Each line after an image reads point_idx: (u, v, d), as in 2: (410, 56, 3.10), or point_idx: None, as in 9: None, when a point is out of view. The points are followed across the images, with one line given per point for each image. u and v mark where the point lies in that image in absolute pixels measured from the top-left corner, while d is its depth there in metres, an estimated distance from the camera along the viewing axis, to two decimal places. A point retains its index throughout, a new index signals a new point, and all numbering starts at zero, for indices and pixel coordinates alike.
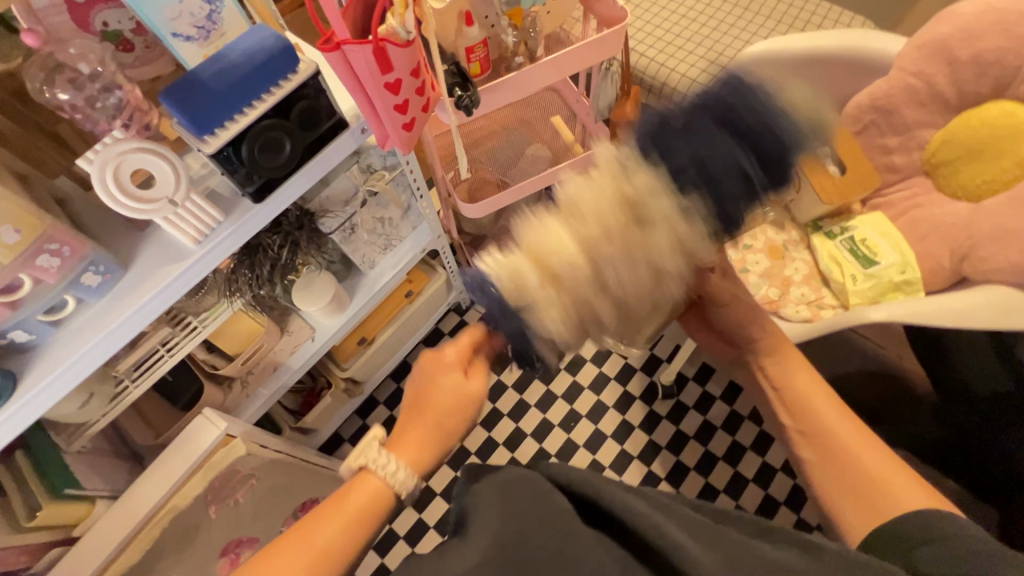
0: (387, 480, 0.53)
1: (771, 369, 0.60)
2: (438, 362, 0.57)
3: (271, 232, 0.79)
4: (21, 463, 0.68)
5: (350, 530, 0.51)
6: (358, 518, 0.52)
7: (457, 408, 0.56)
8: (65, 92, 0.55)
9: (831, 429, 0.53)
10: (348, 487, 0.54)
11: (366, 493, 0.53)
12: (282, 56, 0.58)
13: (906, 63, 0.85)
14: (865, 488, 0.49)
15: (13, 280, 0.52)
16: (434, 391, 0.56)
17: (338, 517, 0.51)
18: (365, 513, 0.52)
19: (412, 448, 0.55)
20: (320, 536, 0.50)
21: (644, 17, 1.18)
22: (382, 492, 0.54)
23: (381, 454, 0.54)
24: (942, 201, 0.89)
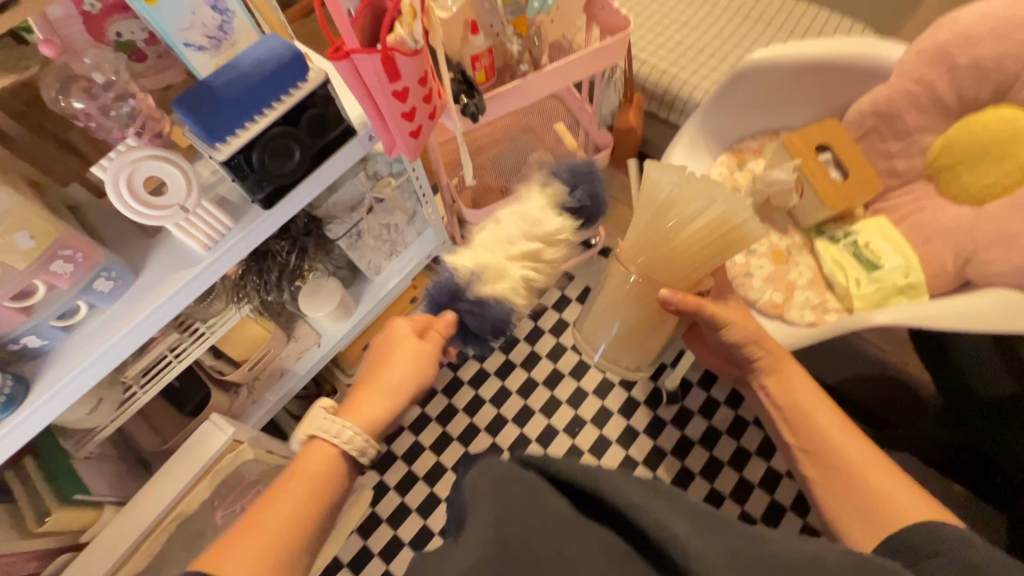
0: (335, 443, 0.52)
1: (771, 387, 0.63)
2: (395, 338, 0.57)
3: (279, 238, 0.79)
4: (30, 470, 0.68)
5: (305, 503, 0.48)
6: (313, 486, 0.50)
7: (411, 378, 0.55)
8: (79, 101, 0.56)
9: (832, 447, 0.54)
10: (300, 457, 0.52)
11: (318, 459, 0.52)
12: (292, 66, 0.59)
13: (907, 69, 0.86)
14: (868, 501, 0.49)
15: (28, 285, 0.53)
16: (389, 365, 0.55)
17: (291, 484, 0.49)
18: (321, 479, 0.51)
19: (363, 415, 0.54)
20: (273, 513, 0.47)
21: (645, 26, 1.19)
22: (335, 460, 0.52)
23: (330, 420, 0.52)
24: (944, 206, 0.89)
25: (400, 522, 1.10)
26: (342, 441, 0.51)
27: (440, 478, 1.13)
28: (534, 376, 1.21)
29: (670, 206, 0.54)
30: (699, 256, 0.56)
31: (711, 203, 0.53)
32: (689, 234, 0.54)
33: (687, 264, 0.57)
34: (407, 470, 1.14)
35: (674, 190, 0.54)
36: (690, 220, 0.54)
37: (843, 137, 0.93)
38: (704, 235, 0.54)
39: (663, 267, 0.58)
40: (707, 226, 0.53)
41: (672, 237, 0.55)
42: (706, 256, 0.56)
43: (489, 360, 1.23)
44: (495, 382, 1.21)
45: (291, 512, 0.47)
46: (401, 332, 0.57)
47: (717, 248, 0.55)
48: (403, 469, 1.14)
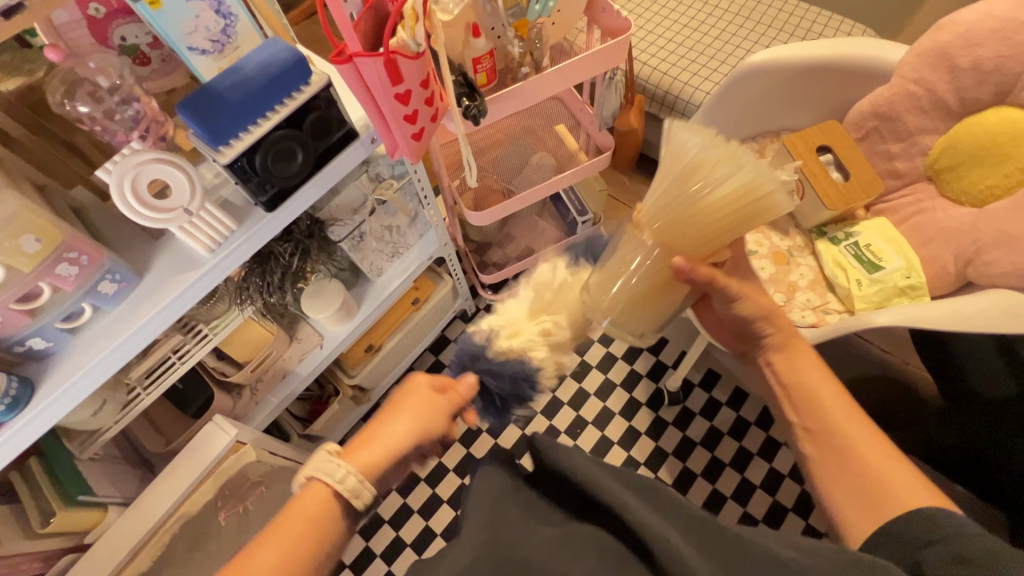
0: (334, 488, 0.45)
1: (778, 363, 0.60)
2: (415, 383, 0.51)
3: (282, 240, 0.79)
4: (35, 471, 0.69)
5: (293, 551, 0.42)
6: (302, 534, 0.43)
7: (429, 420, 0.49)
8: (85, 105, 0.57)
9: (837, 426, 0.53)
10: (294, 501, 0.46)
11: (313, 505, 0.45)
12: (295, 70, 0.59)
13: (906, 70, 0.86)
14: (867, 485, 0.49)
15: (34, 288, 0.53)
16: (403, 407, 0.49)
17: (281, 530, 0.43)
18: (312, 526, 0.44)
19: (367, 461, 0.47)
20: (256, 564, 0.41)
21: (646, 27, 1.20)
22: (329, 505, 0.46)
23: (335, 465, 0.46)
24: (946, 207, 0.89)
25: (400, 523, 1.10)
26: (345, 486, 0.45)
27: (441, 479, 1.13)
28: None
29: (694, 169, 0.48)
30: (722, 224, 0.49)
31: (743, 166, 0.47)
32: (715, 200, 0.48)
33: (707, 234, 0.50)
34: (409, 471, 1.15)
35: (701, 150, 0.48)
36: (717, 184, 0.48)
37: (844, 137, 0.93)
38: (732, 201, 0.48)
39: (680, 236, 0.51)
40: (734, 192, 0.47)
41: (698, 204, 0.48)
42: (728, 226, 0.50)
43: None
44: None
45: (277, 566, 0.41)
46: (418, 381, 0.51)
47: (743, 218, 0.49)
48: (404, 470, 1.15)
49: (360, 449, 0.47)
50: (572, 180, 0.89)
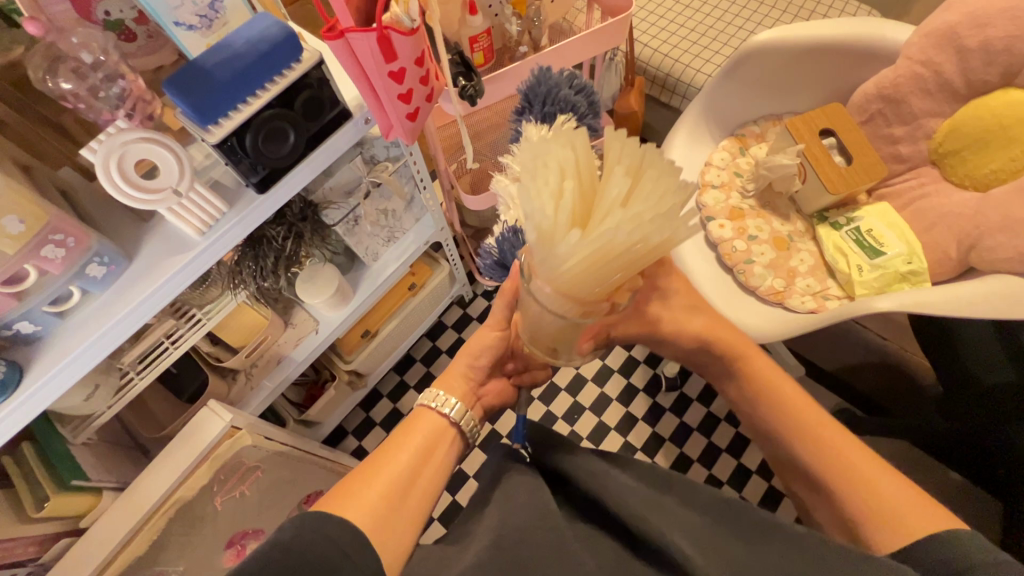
0: (441, 412, 0.52)
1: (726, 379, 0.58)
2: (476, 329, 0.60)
3: (275, 224, 0.77)
4: (28, 455, 0.68)
5: (416, 466, 0.48)
6: (422, 450, 0.50)
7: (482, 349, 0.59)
8: (68, 81, 0.55)
9: (807, 428, 0.50)
10: (409, 422, 0.53)
11: (427, 422, 0.52)
12: (286, 45, 0.57)
13: (912, 51, 0.84)
14: (842, 481, 0.47)
15: (19, 270, 0.52)
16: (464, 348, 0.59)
17: (401, 450, 0.49)
18: (427, 445, 0.50)
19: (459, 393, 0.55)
20: (380, 482, 0.45)
21: (647, 8, 1.17)
22: (437, 429, 0.52)
23: (432, 392, 0.53)
24: (949, 191, 0.88)
25: None
26: (450, 407, 0.52)
27: None
28: None
29: (545, 239, 0.41)
30: (601, 277, 0.42)
31: (617, 211, 0.39)
32: (575, 268, 0.42)
33: (592, 287, 0.44)
34: None
35: (565, 194, 0.40)
36: (566, 258, 0.41)
37: (848, 121, 0.92)
38: (604, 255, 0.40)
39: (558, 289, 0.44)
40: (596, 253, 0.40)
41: (557, 275, 0.43)
42: (614, 273, 0.42)
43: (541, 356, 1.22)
44: None
45: (396, 486, 0.46)
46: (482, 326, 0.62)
47: (631, 265, 0.42)
48: None
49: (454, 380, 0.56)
50: None
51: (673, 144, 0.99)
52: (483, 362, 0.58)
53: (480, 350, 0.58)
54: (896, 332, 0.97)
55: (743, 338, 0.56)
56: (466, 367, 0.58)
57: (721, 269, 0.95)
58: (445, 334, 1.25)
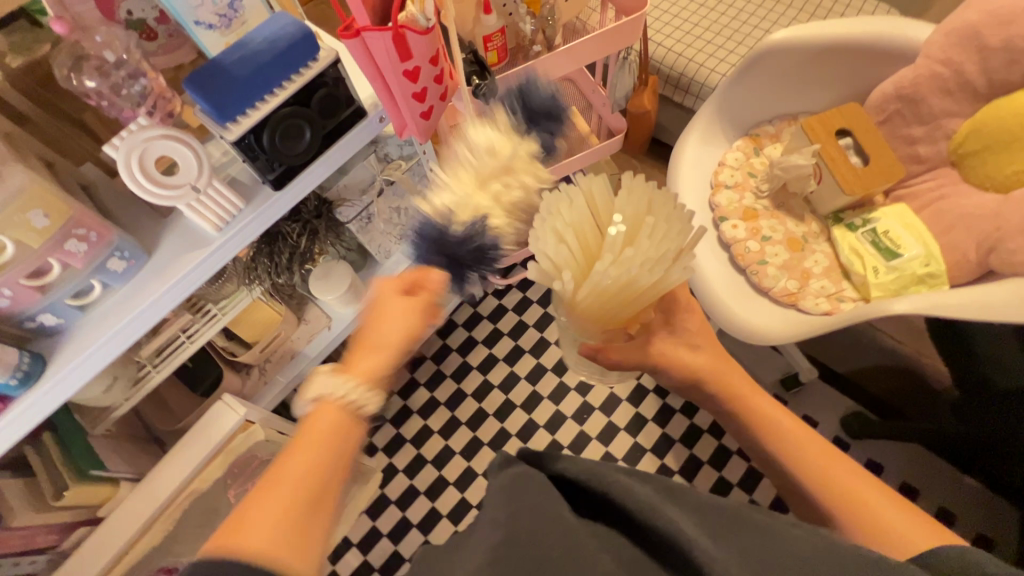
0: (348, 405, 0.44)
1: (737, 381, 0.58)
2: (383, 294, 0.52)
3: (290, 221, 0.78)
4: (48, 446, 0.69)
5: (322, 471, 0.42)
6: (326, 451, 0.43)
7: (401, 319, 0.50)
8: (91, 80, 0.56)
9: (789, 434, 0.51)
10: (307, 420, 0.44)
11: (329, 419, 0.44)
12: (302, 44, 0.57)
13: (932, 50, 0.83)
14: (826, 485, 0.48)
15: (43, 264, 0.53)
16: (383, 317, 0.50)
17: (302, 454, 0.42)
18: (332, 442, 0.44)
19: (362, 371, 0.48)
20: (280, 502, 0.39)
21: (662, 7, 1.17)
22: (342, 422, 0.45)
23: (336, 381, 0.45)
24: (969, 192, 0.87)
25: (407, 504, 1.12)
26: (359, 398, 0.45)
27: (447, 462, 1.14)
28: (543, 363, 1.21)
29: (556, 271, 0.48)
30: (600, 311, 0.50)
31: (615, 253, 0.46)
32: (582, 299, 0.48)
33: (596, 314, 0.51)
34: (415, 453, 1.16)
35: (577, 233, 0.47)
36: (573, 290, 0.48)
37: (865, 121, 0.90)
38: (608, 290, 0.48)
39: (575, 316, 0.51)
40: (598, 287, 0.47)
41: (569, 302, 0.50)
42: (619, 306, 0.50)
43: (547, 356, 1.22)
44: (504, 368, 1.22)
45: (297, 499, 0.39)
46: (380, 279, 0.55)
47: (628, 300, 0.49)
48: (411, 452, 1.16)
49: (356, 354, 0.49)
50: (582, 163, 0.85)
51: (686, 145, 0.98)
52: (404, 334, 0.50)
53: (400, 318, 0.50)
54: (912, 335, 1.00)
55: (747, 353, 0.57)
56: (383, 341, 0.50)
57: (734, 269, 0.94)
58: (455, 333, 1.26)
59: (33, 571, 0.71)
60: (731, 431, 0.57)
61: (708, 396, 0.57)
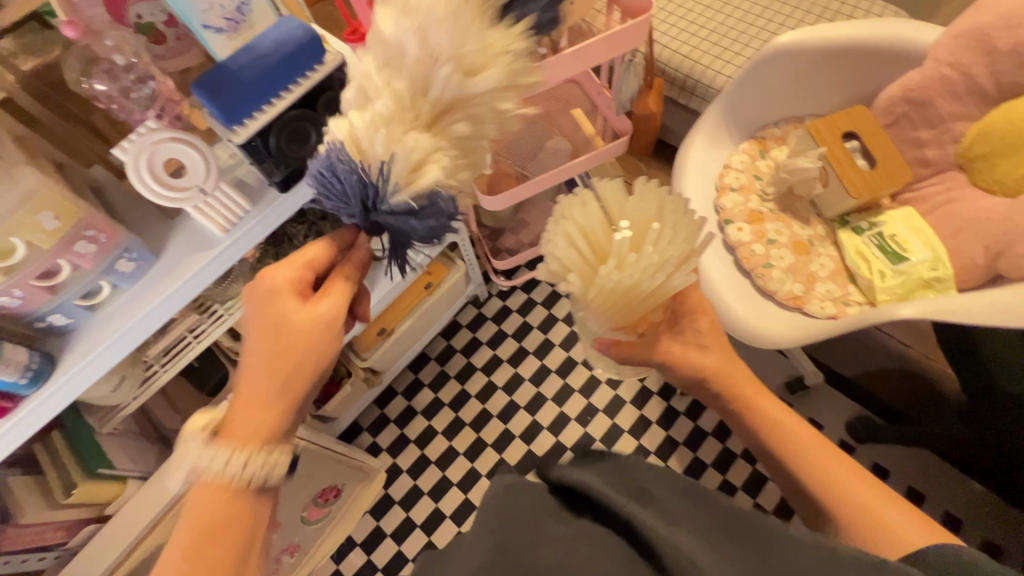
0: (224, 479, 0.44)
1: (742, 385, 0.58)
2: (270, 305, 0.49)
3: (296, 223, 0.81)
4: (58, 444, 0.71)
5: (203, 557, 0.43)
6: (207, 533, 0.43)
7: (291, 347, 0.48)
8: (101, 83, 0.57)
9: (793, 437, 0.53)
10: (190, 505, 0.45)
11: (205, 503, 0.45)
12: (310, 48, 0.58)
13: (941, 53, 0.82)
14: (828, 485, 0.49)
15: (53, 265, 0.54)
16: (266, 343, 0.48)
17: (183, 542, 0.43)
18: (214, 522, 0.44)
19: (237, 437, 0.46)
20: None
21: (668, 9, 1.16)
22: (218, 500, 0.45)
23: (208, 454, 0.44)
24: (977, 196, 0.86)
25: (411, 504, 1.13)
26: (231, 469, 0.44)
27: (451, 462, 1.15)
28: (548, 365, 1.21)
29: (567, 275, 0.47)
30: (603, 311, 0.48)
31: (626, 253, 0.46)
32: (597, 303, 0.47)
33: (611, 320, 0.49)
34: (419, 453, 1.17)
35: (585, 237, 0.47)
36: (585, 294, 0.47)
37: (871, 124, 0.90)
38: (613, 293, 0.46)
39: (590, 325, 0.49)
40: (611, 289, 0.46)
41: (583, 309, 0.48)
42: (632, 308, 0.48)
43: (551, 357, 1.22)
44: (509, 369, 1.22)
45: None
46: (273, 269, 0.50)
47: (636, 307, 0.49)
48: (416, 453, 1.17)
49: (240, 398, 0.48)
50: (588, 165, 0.85)
51: (692, 149, 0.98)
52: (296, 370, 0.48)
53: (288, 343, 0.48)
54: (920, 339, 0.95)
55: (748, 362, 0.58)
56: (272, 383, 0.47)
57: (739, 272, 0.94)
58: (459, 333, 1.27)
59: (42, 567, 0.72)
60: (739, 433, 0.57)
61: (717, 397, 0.57)
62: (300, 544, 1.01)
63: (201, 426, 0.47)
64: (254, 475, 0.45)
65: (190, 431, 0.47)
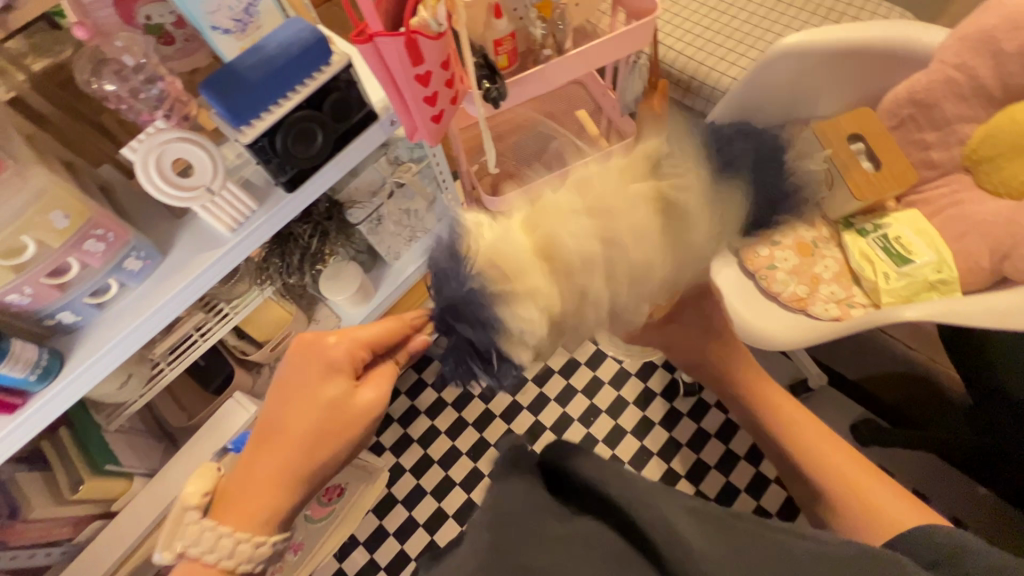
0: (213, 558, 0.45)
1: (745, 387, 0.58)
2: (312, 366, 0.49)
3: (302, 222, 0.80)
4: (66, 441, 0.71)
5: None
6: None
7: (324, 428, 0.48)
8: (111, 84, 0.58)
9: (800, 438, 0.55)
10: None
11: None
12: (317, 49, 0.59)
13: (947, 55, 0.82)
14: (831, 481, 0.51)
15: (62, 263, 0.54)
16: (298, 411, 0.48)
17: None
18: None
19: (239, 513, 0.46)
20: None
21: (672, 10, 1.17)
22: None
23: (204, 527, 0.46)
24: (982, 199, 0.86)
25: (413, 504, 1.13)
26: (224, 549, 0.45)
27: (453, 462, 1.15)
28: (551, 365, 1.21)
29: None
30: (622, 290, 0.51)
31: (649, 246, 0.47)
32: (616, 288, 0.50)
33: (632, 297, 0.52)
34: (422, 452, 1.17)
35: None
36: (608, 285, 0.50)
37: (874, 125, 0.89)
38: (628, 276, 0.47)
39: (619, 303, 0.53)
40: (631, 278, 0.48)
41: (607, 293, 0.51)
42: (652, 289, 0.51)
43: (554, 358, 1.22)
44: None
45: None
46: (327, 338, 0.50)
47: (655, 283, 0.51)
48: (418, 452, 1.17)
49: (253, 466, 0.48)
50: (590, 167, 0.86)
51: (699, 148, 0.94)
52: (320, 457, 0.48)
53: (323, 419, 0.48)
54: (925, 342, 0.99)
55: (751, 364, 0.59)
56: (290, 459, 0.47)
57: (743, 274, 0.94)
58: None
59: (49, 563, 0.73)
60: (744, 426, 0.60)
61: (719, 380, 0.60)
62: (303, 542, 1.02)
63: (197, 497, 0.48)
64: (244, 559, 0.45)
65: (182, 503, 0.48)
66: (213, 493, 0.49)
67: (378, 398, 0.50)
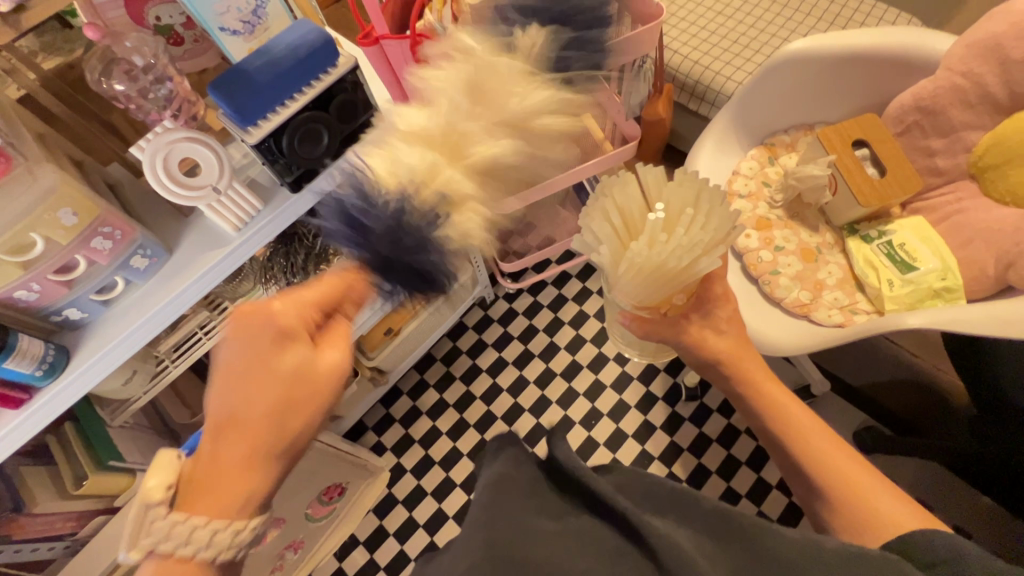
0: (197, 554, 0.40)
1: (744, 391, 0.58)
2: (253, 330, 0.43)
3: (306, 222, 0.79)
4: (71, 437, 0.72)
5: None
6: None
7: (288, 397, 0.43)
8: (121, 83, 0.59)
9: (810, 446, 0.54)
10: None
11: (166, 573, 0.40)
12: (323, 51, 0.58)
13: (952, 62, 0.82)
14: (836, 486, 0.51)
15: (70, 260, 0.55)
16: (255, 383, 0.42)
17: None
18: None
19: (212, 503, 0.41)
20: None
21: (679, 15, 1.17)
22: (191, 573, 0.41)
23: (171, 525, 0.40)
24: (988, 207, 0.85)
25: (414, 504, 1.13)
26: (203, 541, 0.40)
27: (454, 463, 1.15)
28: (553, 367, 1.21)
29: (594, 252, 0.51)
30: (633, 287, 0.51)
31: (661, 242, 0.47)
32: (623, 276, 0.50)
33: (641, 293, 0.52)
34: (424, 453, 1.17)
35: (619, 212, 0.51)
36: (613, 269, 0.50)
37: (881, 132, 0.89)
38: (642, 268, 0.48)
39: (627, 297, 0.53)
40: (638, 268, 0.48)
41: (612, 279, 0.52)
42: (665, 286, 0.50)
43: (556, 360, 1.22)
44: (514, 371, 1.22)
45: None
46: (274, 304, 0.44)
47: (668, 283, 0.50)
48: (420, 452, 1.17)
49: (218, 451, 0.42)
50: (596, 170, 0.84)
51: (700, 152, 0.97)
52: (293, 426, 0.43)
53: (284, 388, 0.43)
54: (929, 349, 0.99)
55: (754, 370, 0.58)
56: (257, 433, 0.42)
57: (746, 279, 0.94)
58: (466, 334, 1.27)
59: (52, 557, 0.74)
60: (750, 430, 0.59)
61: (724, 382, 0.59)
62: (305, 540, 1.04)
63: (160, 491, 0.41)
64: (227, 550, 0.41)
65: (145, 499, 0.40)
66: (178, 483, 0.42)
67: (341, 356, 0.45)
